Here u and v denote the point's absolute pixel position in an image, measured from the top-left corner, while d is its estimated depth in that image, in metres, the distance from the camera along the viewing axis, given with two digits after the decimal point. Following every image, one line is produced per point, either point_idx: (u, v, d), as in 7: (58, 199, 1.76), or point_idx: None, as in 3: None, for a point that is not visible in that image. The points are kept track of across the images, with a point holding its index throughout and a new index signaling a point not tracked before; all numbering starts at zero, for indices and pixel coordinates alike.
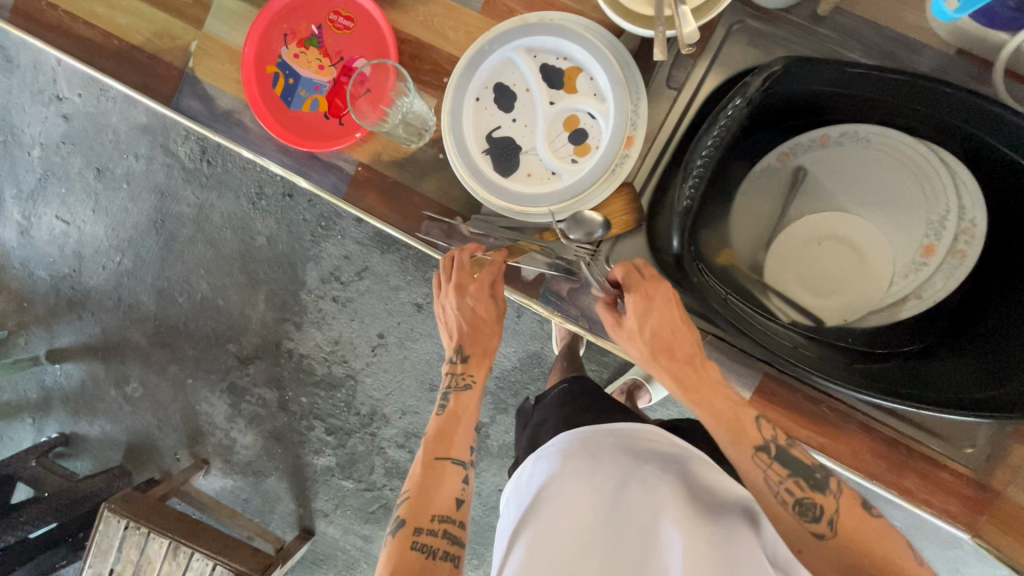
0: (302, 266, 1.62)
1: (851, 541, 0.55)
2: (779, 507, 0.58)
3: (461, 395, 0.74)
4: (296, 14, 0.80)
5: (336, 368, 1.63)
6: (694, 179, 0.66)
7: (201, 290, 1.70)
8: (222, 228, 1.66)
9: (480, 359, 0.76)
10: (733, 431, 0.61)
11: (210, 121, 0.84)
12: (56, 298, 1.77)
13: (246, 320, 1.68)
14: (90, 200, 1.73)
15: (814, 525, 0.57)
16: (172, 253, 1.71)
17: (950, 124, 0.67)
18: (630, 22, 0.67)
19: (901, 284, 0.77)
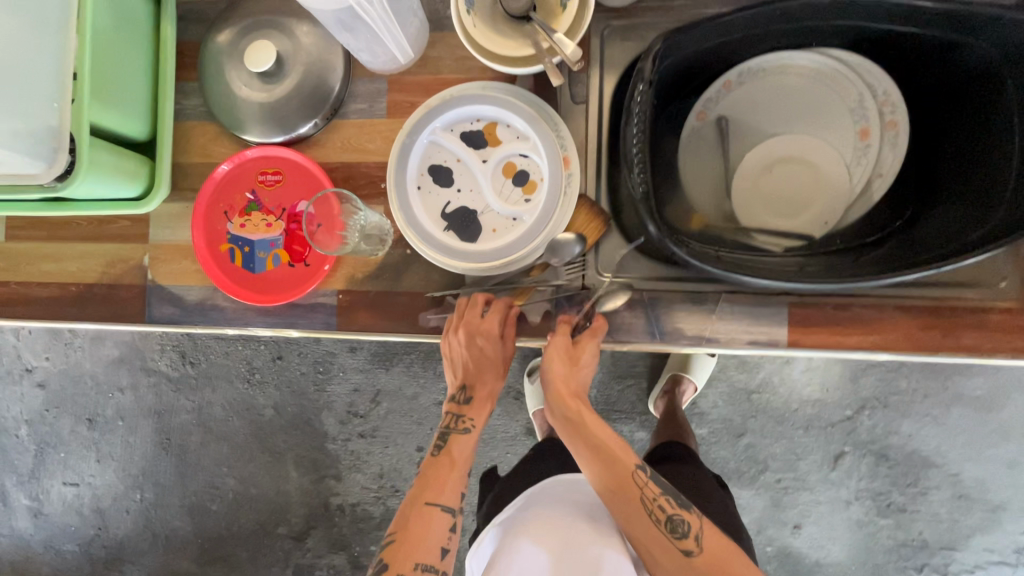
0: (319, 418, 1.60)
1: (716, 558, 0.65)
2: (653, 526, 0.67)
3: (459, 439, 0.76)
4: (228, 191, 0.85)
5: (392, 501, 1.57)
6: (639, 166, 0.69)
7: (230, 487, 1.65)
8: (228, 418, 1.64)
9: (481, 404, 0.79)
10: (619, 463, 0.69)
11: (186, 318, 0.85)
12: (92, 564, 1.70)
13: (286, 496, 1.62)
14: (90, 452, 1.70)
15: (682, 542, 0.66)
16: (188, 465, 1.67)
17: (824, 25, 0.71)
18: (518, 66, 0.73)
19: (859, 172, 0.81)
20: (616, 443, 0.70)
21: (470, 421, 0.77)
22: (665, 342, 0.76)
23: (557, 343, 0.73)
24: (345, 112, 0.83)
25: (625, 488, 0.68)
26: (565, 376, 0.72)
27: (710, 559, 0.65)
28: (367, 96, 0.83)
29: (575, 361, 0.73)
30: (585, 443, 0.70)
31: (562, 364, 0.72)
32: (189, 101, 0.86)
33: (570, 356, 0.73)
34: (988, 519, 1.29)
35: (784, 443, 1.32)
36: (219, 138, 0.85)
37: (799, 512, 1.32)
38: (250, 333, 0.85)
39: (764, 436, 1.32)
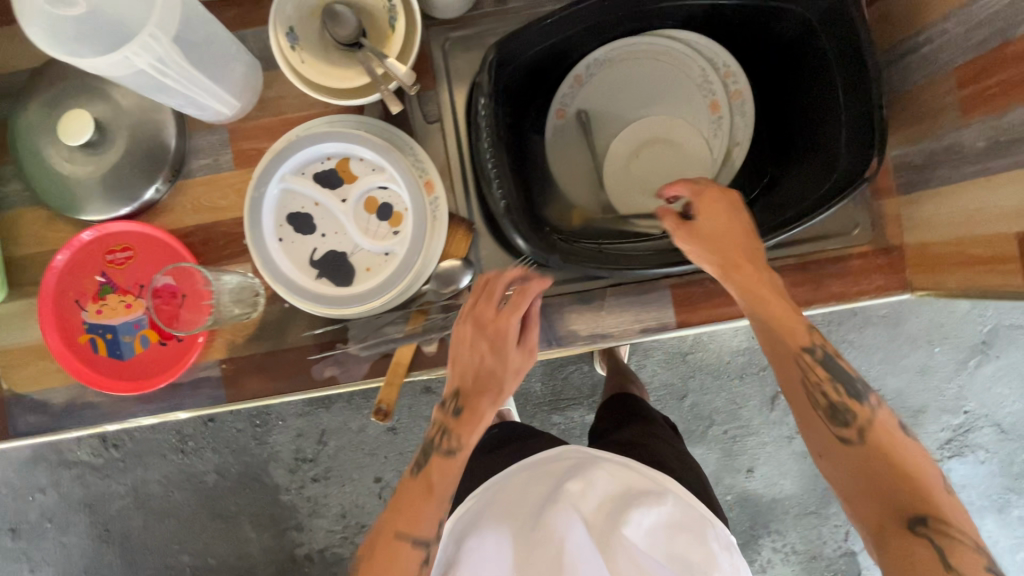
0: (266, 472, 1.52)
1: (883, 453, 0.55)
2: (813, 409, 0.60)
3: (439, 461, 0.64)
4: (75, 277, 0.77)
5: (361, 537, 1.53)
6: (496, 180, 0.68)
7: (188, 563, 1.56)
8: (168, 493, 1.54)
9: (465, 428, 0.64)
10: (787, 332, 0.62)
11: (57, 424, 0.78)
12: None
13: (249, 558, 1.55)
14: (24, 561, 1.56)
15: (843, 429, 0.58)
16: (135, 552, 1.56)
17: (652, 10, 0.74)
18: (354, 98, 0.70)
19: (718, 143, 0.83)
20: (775, 311, 0.62)
21: (450, 450, 0.64)
22: (562, 346, 0.76)
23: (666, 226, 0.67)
24: (189, 170, 0.77)
25: (788, 368, 0.61)
26: (732, 245, 0.64)
27: (882, 452, 0.55)
28: (209, 149, 0.77)
29: (719, 228, 0.65)
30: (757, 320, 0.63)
31: (695, 241, 0.65)
32: (9, 188, 0.77)
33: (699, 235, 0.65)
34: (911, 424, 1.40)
35: (725, 395, 1.37)
36: (53, 221, 0.77)
37: (753, 458, 1.38)
38: (134, 425, 0.78)
39: (705, 395, 1.36)
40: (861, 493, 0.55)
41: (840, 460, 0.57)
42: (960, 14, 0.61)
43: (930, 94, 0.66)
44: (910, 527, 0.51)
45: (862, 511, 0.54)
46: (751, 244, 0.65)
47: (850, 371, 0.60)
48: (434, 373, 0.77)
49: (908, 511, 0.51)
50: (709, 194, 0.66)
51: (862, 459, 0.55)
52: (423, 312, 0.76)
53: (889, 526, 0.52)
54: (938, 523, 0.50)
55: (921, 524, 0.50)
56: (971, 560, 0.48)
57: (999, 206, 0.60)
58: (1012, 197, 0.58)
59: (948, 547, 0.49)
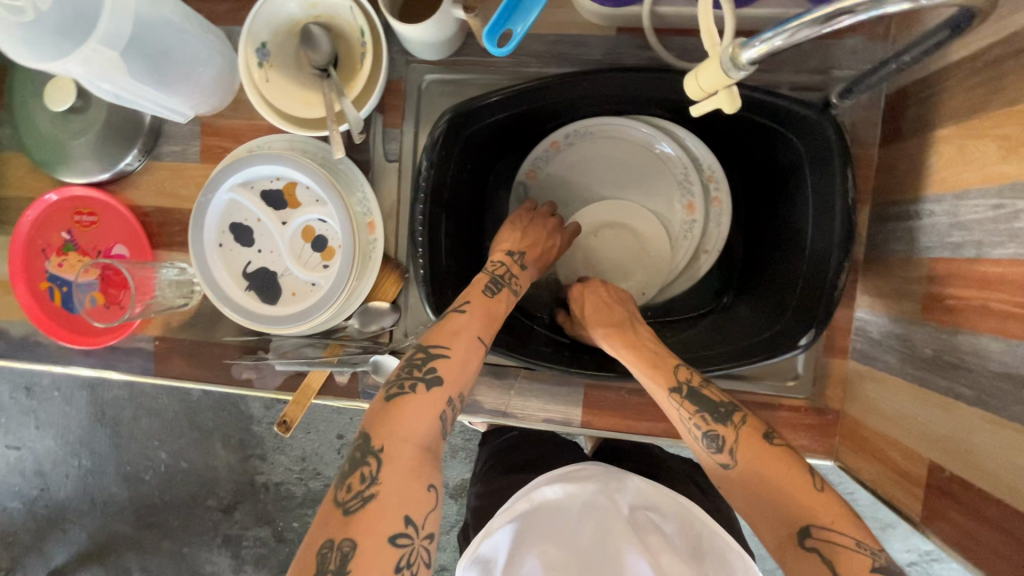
0: (243, 402, 1.66)
1: (759, 473, 0.50)
2: (687, 438, 0.55)
3: (444, 363, 0.55)
4: (45, 229, 0.83)
5: (313, 482, 1.66)
6: (422, 246, 0.66)
7: (162, 460, 1.74)
8: (159, 395, 1.71)
9: (462, 340, 0.57)
10: (662, 362, 0.60)
11: (12, 352, 0.86)
12: (36, 521, 1.82)
13: (213, 471, 1.71)
14: (31, 418, 1.77)
15: (718, 456, 0.53)
16: (121, 437, 1.74)
17: (636, 95, 0.68)
18: (307, 128, 0.69)
19: (685, 245, 0.78)
20: (646, 354, 0.61)
21: (482, 344, 0.59)
22: (464, 412, 0.76)
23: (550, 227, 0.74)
24: (160, 153, 0.80)
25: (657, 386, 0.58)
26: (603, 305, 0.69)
27: (749, 474, 0.50)
28: (181, 137, 0.79)
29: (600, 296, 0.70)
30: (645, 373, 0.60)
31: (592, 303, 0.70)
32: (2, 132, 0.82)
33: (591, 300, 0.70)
34: None
35: None
36: (35, 171, 0.82)
37: None
38: (74, 371, 0.85)
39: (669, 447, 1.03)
40: (756, 518, 0.50)
41: (733, 492, 0.52)
42: (951, 205, 0.53)
43: (903, 270, 0.59)
44: (799, 540, 0.46)
45: (768, 540, 0.49)
46: (629, 310, 0.69)
47: (720, 399, 0.56)
48: (341, 402, 0.80)
49: (795, 523, 0.47)
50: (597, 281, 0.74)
51: (741, 485, 0.50)
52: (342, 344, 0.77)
53: (786, 543, 0.47)
54: (823, 531, 0.45)
55: (809, 536, 0.46)
56: (860, 568, 0.43)
57: (925, 427, 0.54)
58: (939, 422, 0.52)
59: (834, 557, 0.44)
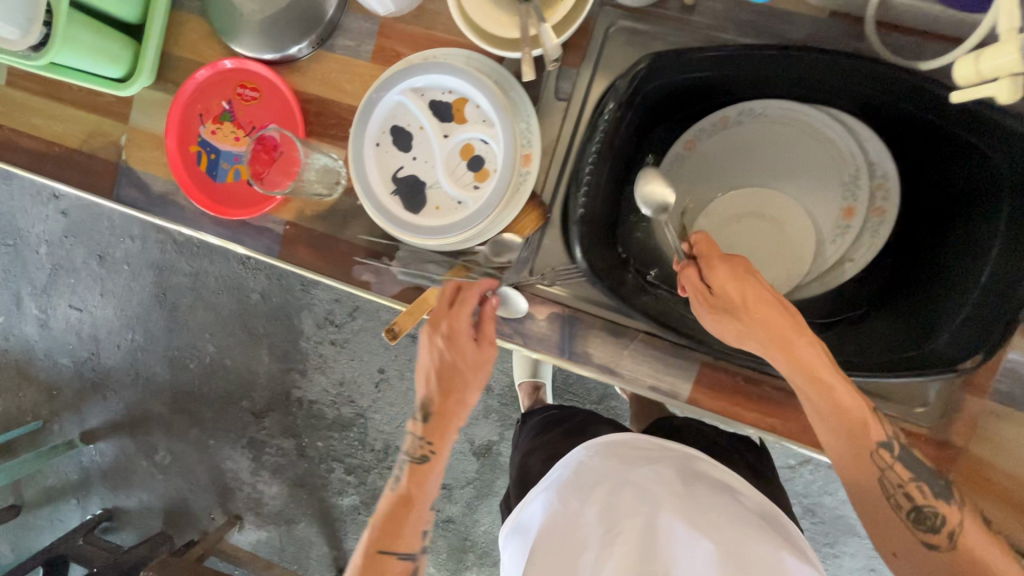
0: (297, 315, 1.73)
1: (974, 559, 0.53)
2: (891, 511, 0.59)
3: (415, 468, 0.74)
4: (206, 95, 0.85)
5: (345, 408, 1.72)
6: (585, 189, 0.68)
7: (209, 353, 1.81)
8: (219, 292, 1.78)
9: (436, 435, 0.74)
10: (852, 416, 0.59)
11: (148, 206, 0.90)
12: (81, 382, 1.90)
13: (254, 375, 1.78)
14: (97, 285, 1.87)
15: (929, 536, 0.56)
16: (177, 322, 1.83)
17: (831, 85, 0.66)
18: (499, 47, 0.69)
19: (830, 249, 0.76)
20: (803, 361, 0.59)
21: (393, 555, 0.68)
22: (571, 361, 0.76)
23: (459, 348, 0.72)
24: (332, 44, 0.81)
25: (859, 439, 0.59)
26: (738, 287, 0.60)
27: (961, 559, 0.54)
28: (357, 34, 0.80)
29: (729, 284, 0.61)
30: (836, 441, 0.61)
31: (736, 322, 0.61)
32: None
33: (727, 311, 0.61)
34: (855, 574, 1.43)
35: None
36: (210, 38, 0.85)
37: None
38: (201, 238, 0.88)
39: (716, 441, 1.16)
40: None
41: (920, 563, 0.57)
42: None
43: None
44: None
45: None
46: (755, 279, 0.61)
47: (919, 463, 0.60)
48: None
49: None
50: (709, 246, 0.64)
51: (946, 563, 0.54)
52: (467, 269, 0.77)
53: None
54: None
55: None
56: None
57: None
58: None
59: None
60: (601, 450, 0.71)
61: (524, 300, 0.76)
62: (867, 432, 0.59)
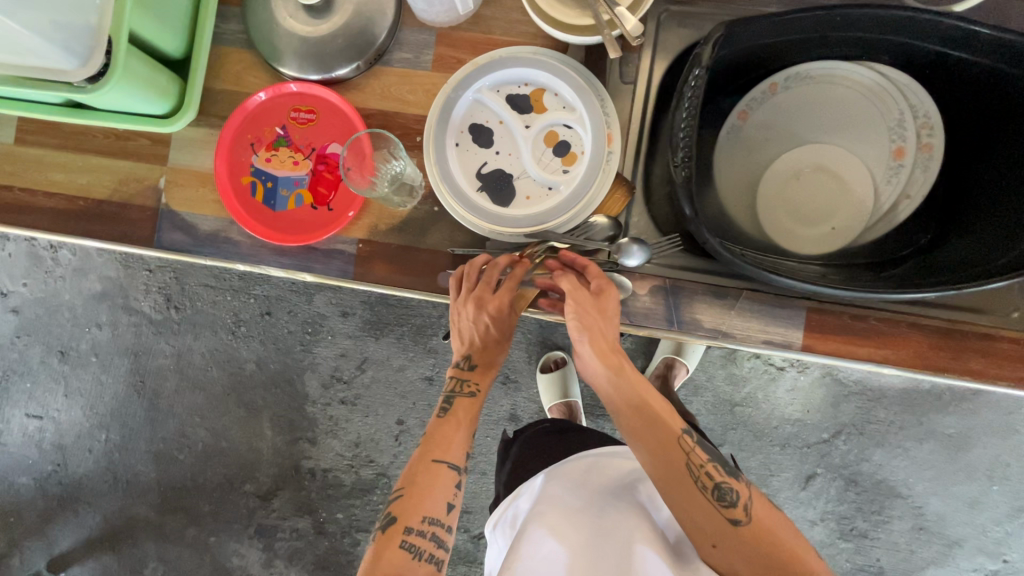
0: (300, 379, 1.55)
1: (765, 530, 0.58)
2: (697, 493, 0.61)
3: (462, 402, 0.71)
4: (257, 123, 0.82)
5: (365, 471, 1.54)
6: (683, 152, 0.68)
7: (201, 438, 1.59)
8: (207, 367, 1.58)
9: (487, 376, 0.74)
10: (660, 432, 0.63)
11: (197, 248, 0.83)
12: (45, 501, 1.63)
13: (257, 453, 1.58)
14: (60, 385, 1.62)
15: (729, 510, 0.60)
16: (160, 410, 1.61)
17: (872, 38, 0.73)
18: (576, 35, 0.72)
19: (887, 190, 0.82)
20: (626, 390, 0.64)
21: (444, 464, 0.67)
22: (681, 330, 0.77)
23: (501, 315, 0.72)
24: (389, 59, 0.81)
25: (671, 454, 0.62)
26: (601, 330, 0.66)
27: (756, 531, 0.59)
28: (413, 46, 0.81)
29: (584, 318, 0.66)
30: (640, 428, 0.63)
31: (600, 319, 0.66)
32: (227, 26, 0.83)
33: (596, 308, 0.67)
34: (913, 537, 1.44)
35: (759, 458, 1.44)
36: (254, 68, 0.83)
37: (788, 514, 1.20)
38: (262, 272, 0.83)
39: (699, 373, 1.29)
40: None
41: (731, 550, 0.58)
42: None
43: None
44: None
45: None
46: (602, 314, 0.67)
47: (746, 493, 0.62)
48: (548, 316, 0.79)
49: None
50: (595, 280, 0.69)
51: (746, 540, 0.58)
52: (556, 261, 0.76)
53: None
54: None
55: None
56: None
57: None
58: None
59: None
60: (595, 458, 0.83)
61: (627, 279, 0.76)
62: (668, 421, 0.64)
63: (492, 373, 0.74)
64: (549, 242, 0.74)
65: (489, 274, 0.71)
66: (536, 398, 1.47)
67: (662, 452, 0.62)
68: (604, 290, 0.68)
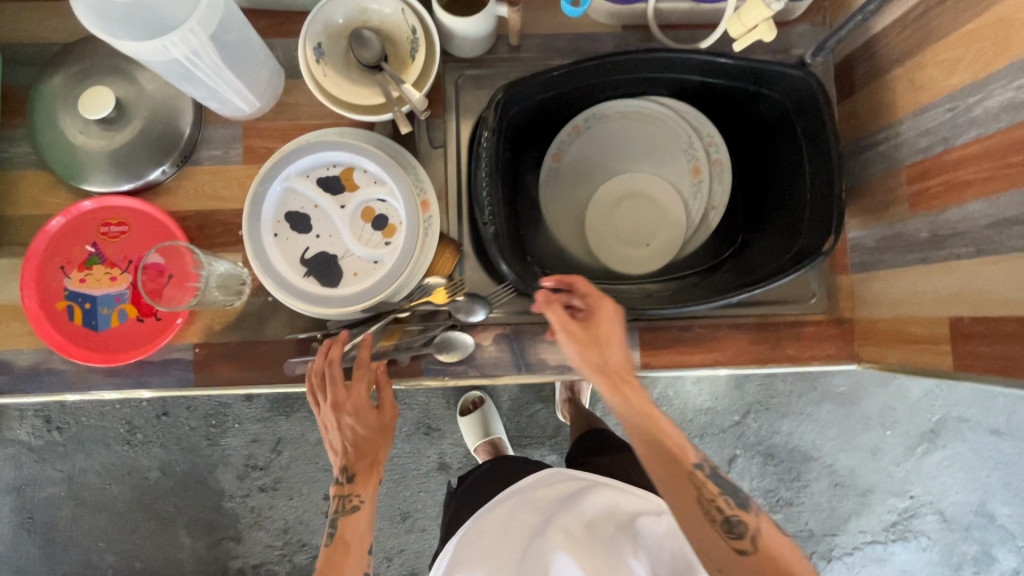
0: (213, 475, 1.45)
1: (774, 558, 0.55)
2: (703, 523, 0.57)
3: (348, 520, 0.70)
4: (64, 244, 0.78)
5: (299, 556, 1.46)
6: (489, 208, 0.73)
7: (110, 564, 1.45)
8: (104, 485, 1.45)
9: (371, 476, 0.73)
10: (671, 458, 0.60)
11: (17, 386, 0.77)
12: None
13: (177, 565, 1.46)
14: None
15: (737, 541, 0.56)
16: (57, 544, 1.45)
17: (644, 76, 0.80)
18: (369, 114, 0.76)
19: (696, 204, 0.89)
20: (635, 416, 0.61)
21: None
22: (531, 372, 0.80)
23: (365, 418, 0.72)
24: (197, 158, 0.80)
25: (678, 481, 0.59)
26: (600, 361, 0.64)
27: (766, 560, 0.54)
28: (221, 142, 0.81)
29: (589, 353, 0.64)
30: (646, 456, 0.61)
31: (589, 346, 0.64)
32: (16, 149, 0.79)
33: (590, 337, 0.64)
34: None
35: None
36: (54, 187, 0.80)
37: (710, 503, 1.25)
38: (95, 397, 0.78)
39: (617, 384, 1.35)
40: None
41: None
42: (913, 122, 0.69)
43: (881, 186, 0.75)
44: None
45: None
46: (599, 344, 0.64)
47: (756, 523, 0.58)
48: (404, 383, 0.79)
49: None
50: (595, 301, 0.65)
51: (753, 570, 0.54)
52: (400, 332, 0.78)
53: None
54: None
55: None
56: None
57: None
58: None
59: None
60: (521, 488, 0.82)
61: (466, 333, 0.79)
62: (674, 441, 0.61)
63: (373, 477, 0.73)
64: (386, 314, 0.76)
65: (330, 374, 0.71)
66: (461, 441, 1.46)
67: (663, 483, 0.59)
68: (605, 311, 0.65)
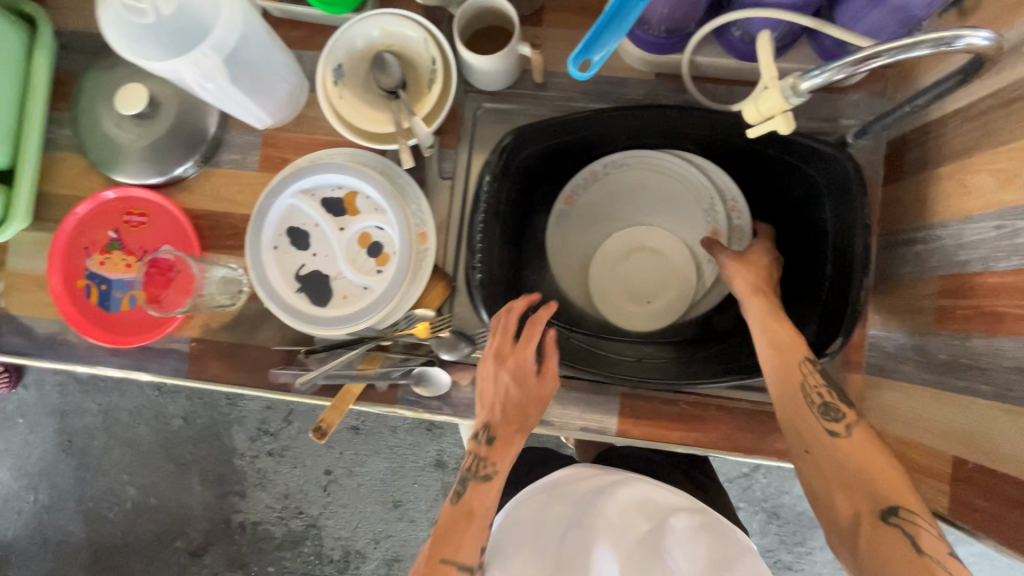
0: (228, 432, 1.49)
1: (870, 448, 0.55)
2: (804, 406, 0.59)
3: (479, 486, 0.62)
4: (90, 227, 0.84)
5: (295, 522, 1.46)
6: (480, 254, 0.72)
7: (130, 495, 1.52)
8: (135, 423, 1.52)
9: (516, 435, 0.65)
10: (786, 356, 0.62)
11: (36, 351, 0.84)
12: None
13: (187, 509, 1.50)
14: None
15: (831, 424, 0.57)
16: (88, 469, 1.53)
17: (669, 130, 0.76)
18: (376, 143, 0.76)
19: (710, 267, 0.85)
20: (769, 319, 0.65)
21: (454, 566, 0.57)
22: None
23: (523, 380, 0.66)
24: (217, 160, 0.84)
25: (792, 373, 0.61)
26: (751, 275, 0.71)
27: (855, 447, 0.55)
28: (241, 147, 0.83)
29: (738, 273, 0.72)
30: (765, 351, 0.64)
31: (734, 263, 0.73)
32: (60, 132, 0.85)
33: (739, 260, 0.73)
34: None
35: None
36: (89, 172, 0.85)
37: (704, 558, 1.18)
38: (99, 371, 0.84)
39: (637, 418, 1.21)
40: None
41: (825, 457, 0.56)
42: (955, 229, 0.61)
43: (912, 289, 0.67)
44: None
45: (842, 506, 0.53)
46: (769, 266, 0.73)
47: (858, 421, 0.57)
48: (380, 409, 0.80)
49: (883, 498, 0.51)
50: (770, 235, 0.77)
51: (842, 452, 0.55)
52: (379, 359, 0.79)
53: (869, 520, 0.51)
54: (909, 514, 0.50)
55: (893, 513, 0.50)
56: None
57: None
58: None
59: (915, 533, 0.49)
60: (548, 481, 0.73)
61: (444, 371, 0.78)
62: (794, 343, 0.63)
63: (514, 444, 0.65)
64: (369, 340, 0.77)
65: (504, 322, 0.68)
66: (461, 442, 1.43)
67: (779, 374, 0.61)
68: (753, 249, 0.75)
